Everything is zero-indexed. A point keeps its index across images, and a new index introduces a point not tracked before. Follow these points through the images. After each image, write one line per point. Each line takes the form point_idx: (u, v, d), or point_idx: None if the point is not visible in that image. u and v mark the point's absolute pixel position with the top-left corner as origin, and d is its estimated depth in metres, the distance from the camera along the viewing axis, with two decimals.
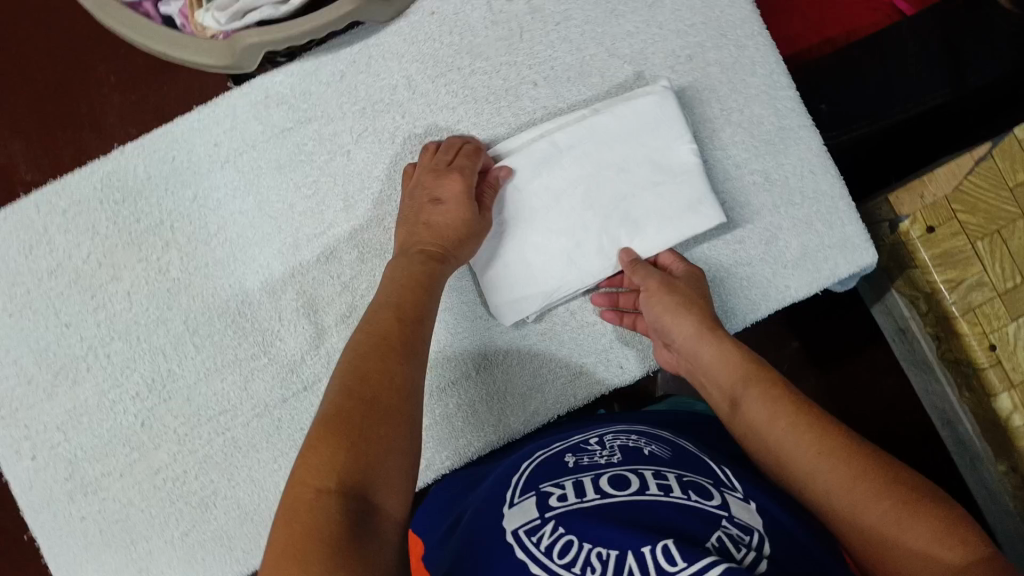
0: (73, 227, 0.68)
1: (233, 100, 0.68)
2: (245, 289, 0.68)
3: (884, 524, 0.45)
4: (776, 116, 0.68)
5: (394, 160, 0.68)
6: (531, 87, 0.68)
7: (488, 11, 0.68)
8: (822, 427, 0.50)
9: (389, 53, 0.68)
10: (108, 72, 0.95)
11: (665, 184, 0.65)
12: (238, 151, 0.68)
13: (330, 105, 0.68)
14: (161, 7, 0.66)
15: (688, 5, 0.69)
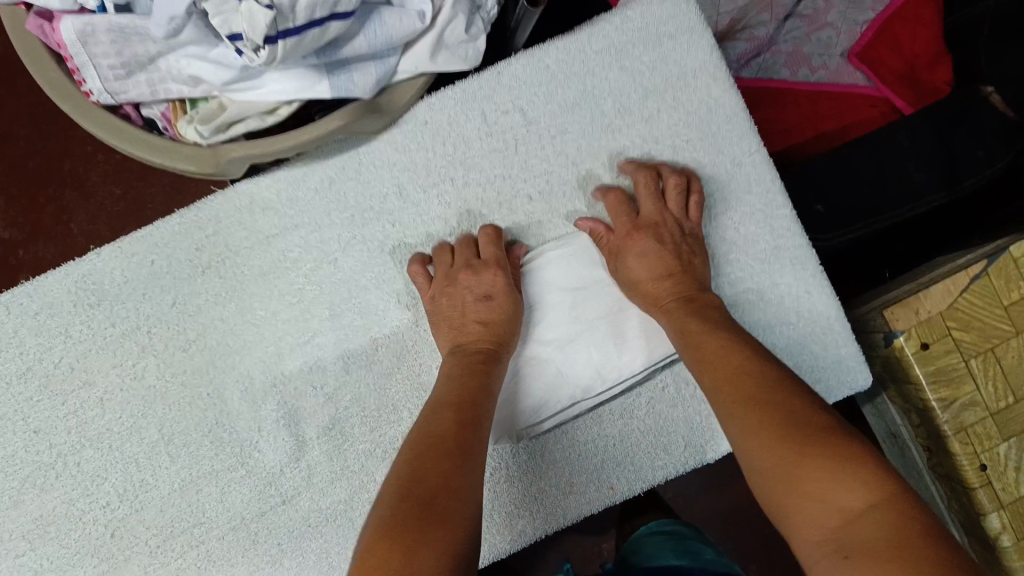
0: (45, 330, 0.65)
1: (217, 204, 0.65)
2: (224, 398, 0.65)
3: (832, 511, 0.43)
4: (771, 235, 0.67)
5: (383, 270, 0.66)
6: (526, 201, 0.67)
7: (484, 122, 0.67)
8: (771, 392, 0.50)
9: (380, 161, 0.66)
10: (89, 132, 0.93)
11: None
12: (221, 257, 0.65)
13: (318, 212, 0.66)
14: (144, 110, 0.65)
15: (685, 121, 0.67)
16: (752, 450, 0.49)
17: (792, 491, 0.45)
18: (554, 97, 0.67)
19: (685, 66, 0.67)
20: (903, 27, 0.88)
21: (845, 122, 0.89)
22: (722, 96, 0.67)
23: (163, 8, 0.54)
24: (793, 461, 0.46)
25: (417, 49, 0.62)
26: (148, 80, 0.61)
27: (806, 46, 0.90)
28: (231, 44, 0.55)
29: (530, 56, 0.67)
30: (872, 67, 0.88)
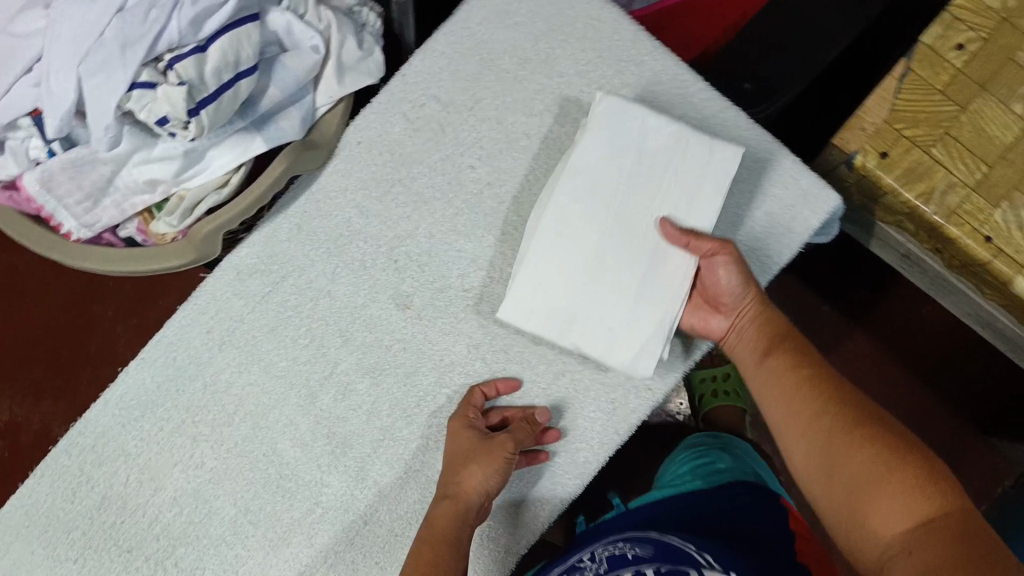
0: (106, 456, 0.70)
1: (211, 286, 0.72)
2: (279, 451, 0.69)
3: (820, 460, 0.57)
4: (698, 109, 0.73)
5: (372, 283, 0.72)
6: (471, 170, 0.74)
7: (406, 121, 0.75)
8: (797, 363, 0.62)
9: (332, 188, 0.74)
10: (105, 307, 1.00)
11: (666, 169, 0.68)
12: (229, 329, 0.71)
13: (298, 256, 0.73)
14: (121, 233, 0.72)
15: (581, 47, 0.74)
16: (819, 444, 0.57)
17: (863, 490, 0.53)
18: (458, 75, 0.75)
19: (561, 4, 0.75)
20: None
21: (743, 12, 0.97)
22: (602, 15, 0.75)
23: (97, 123, 0.60)
24: (818, 422, 0.58)
25: (325, 80, 0.71)
26: (113, 202, 0.68)
27: None
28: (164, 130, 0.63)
29: (424, 52, 0.76)
30: None
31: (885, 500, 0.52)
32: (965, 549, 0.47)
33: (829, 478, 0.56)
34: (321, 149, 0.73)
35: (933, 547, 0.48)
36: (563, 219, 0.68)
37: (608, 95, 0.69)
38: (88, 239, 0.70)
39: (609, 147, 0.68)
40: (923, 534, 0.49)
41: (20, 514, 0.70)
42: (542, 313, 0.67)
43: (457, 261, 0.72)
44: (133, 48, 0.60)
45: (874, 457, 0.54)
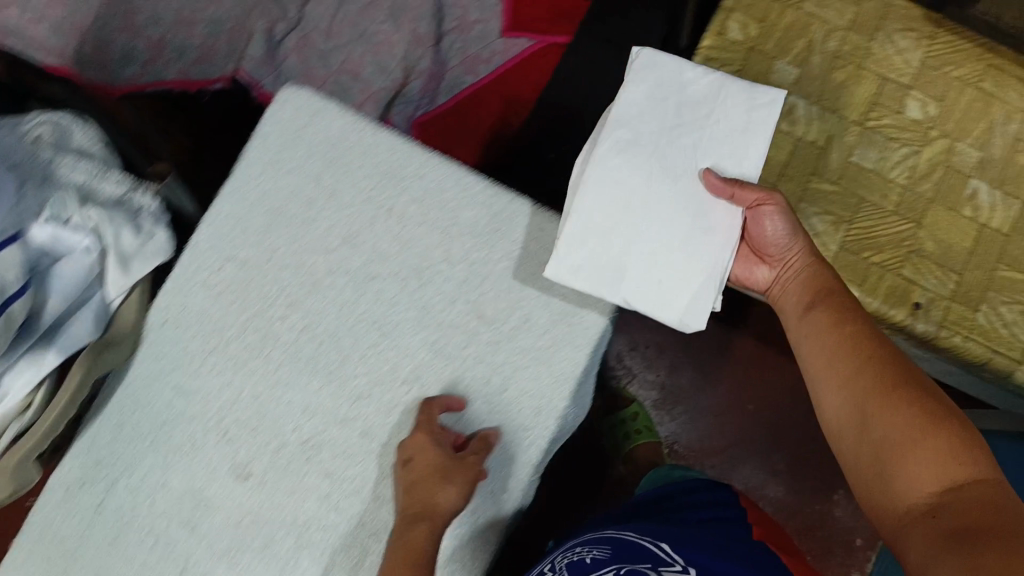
0: None
1: (44, 510, 0.72)
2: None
3: (846, 423, 0.64)
4: (485, 209, 0.75)
5: (208, 462, 0.73)
6: (281, 319, 0.74)
7: (207, 291, 0.75)
8: (843, 321, 0.68)
9: (143, 376, 0.74)
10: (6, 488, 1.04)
11: (711, 108, 0.73)
12: (72, 550, 0.71)
13: (127, 455, 0.73)
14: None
15: (363, 173, 0.75)
16: (866, 401, 0.63)
17: (897, 454, 0.59)
18: (249, 230, 0.75)
19: (332, 137, 0.75)
20: None
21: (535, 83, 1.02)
22: (374, 139, 0.75)
23: None
24: (851, 385, 0.64)
25: (111, 275, 0.69)
26: None
27: (471, 48, 1.04)
28: None
29: (210, 217, 0.75)
30: (526, 30, 1.02)
31: (912, 465, 0.58)
32: (982, 514, 0.53)
33: (867, 440, 0.62)
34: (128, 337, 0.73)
35: (956, 508, 0.55)
36: (603, 176, 0.71)
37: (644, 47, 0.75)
38: None
39: (646, 94, 0.74)
40: (949, 496, 0.56)
41: None
42: (587, 270, 0.71)
43: (288, 413, 0.73)
44: None
45: (919, 419, 0.59)
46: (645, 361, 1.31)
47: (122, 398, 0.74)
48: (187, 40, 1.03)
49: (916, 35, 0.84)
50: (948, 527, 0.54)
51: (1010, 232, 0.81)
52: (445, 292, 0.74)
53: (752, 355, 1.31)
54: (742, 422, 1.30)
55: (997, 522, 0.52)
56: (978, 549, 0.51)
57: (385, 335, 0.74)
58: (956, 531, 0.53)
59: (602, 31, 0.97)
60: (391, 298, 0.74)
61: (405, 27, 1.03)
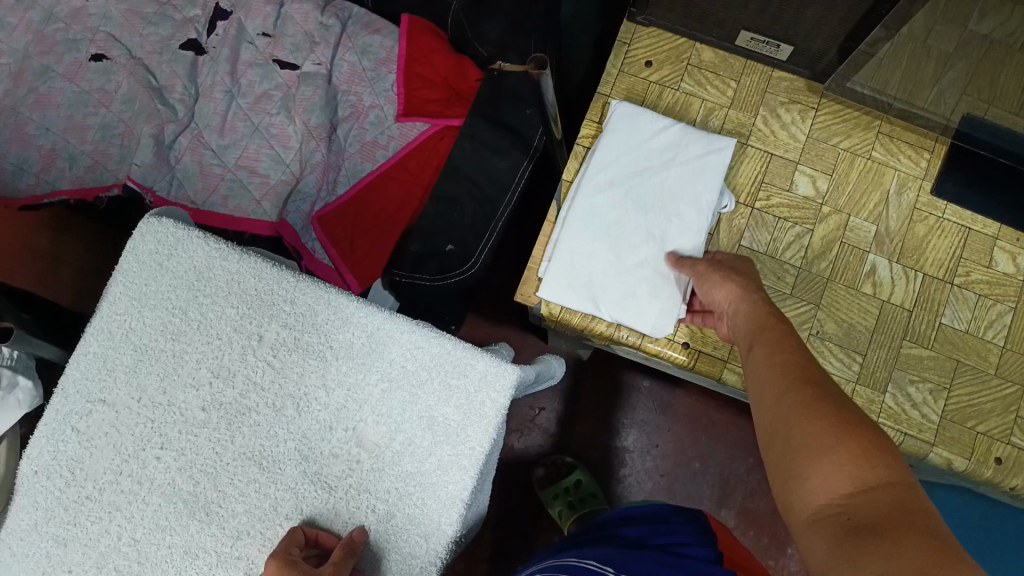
0: None
1: None
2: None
3: (768, 429, 0.56)
4: (361, 329, 0.70)
5: None
6: (156, 461, 0.67)
7: (78, 435, 0.67)
8: (777, 330, 0.62)
9: (17, 532, 0.66)
10: None
11: (667, 168, 0.79)
12: None
13: None
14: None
15: (228, 299, 0.70)
16: (789, 407, 0.54)
17: (808, 457, 0.51)
18: (117, 369, 0.69)
19: (197, 268, 0.70)
20: (423, 71, 1.06)
21: (432, 168, 1.04)
22: (239, 264, 0.70)
23: None
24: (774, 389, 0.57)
25: None
26: None
27: (368, 134, 1.05)
28: None
29: (75, 358, 0.69)
30: (420, 114, 1.04)
31: (821, 469, 0.50)
32: (893, 515, 0.45)
33: (784, 447, 0.53)
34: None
35: (867, 511, 0.47)
36: (590, 209, 0.79)
37: (622, 102, 0.82)
38: None
39: (623, 141, 0.80)
40: (861, 496, 0.48)
41: None
42: (577, 297, 0.77)
43: (170, 559, 0.66)
44: None
45: (835, 424, 0.52)
46: (586, 424, 1.28)
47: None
48: (80, 147, 1.00)
49: (801, 106, 0.84)
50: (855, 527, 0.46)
51: (912, 307, 0.79)
52: (323, 420, 0.69)
53: (693, 411, 1.28)
54: (691, 481, 1.25)
55: (914, 525, 0.44)
56: (887, 549, 0.43)
57: (266, 470, 0.68)
58: (860, 531, 0.45)
59: (494, 116, 0.96)
60: (268, 432, 0.68)
61: (298, 119, 1.05)
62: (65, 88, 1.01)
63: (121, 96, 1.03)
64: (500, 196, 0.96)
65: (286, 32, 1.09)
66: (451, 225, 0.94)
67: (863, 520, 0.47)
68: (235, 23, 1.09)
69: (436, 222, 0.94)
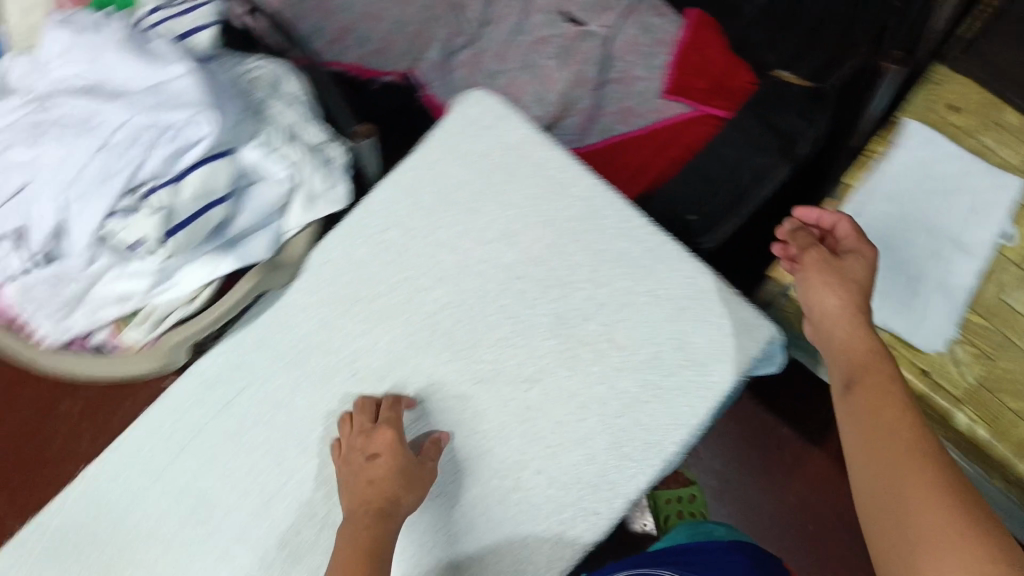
0: (52, 565, 0.71)
1: (176, 397, 0.76)
2: (232, 557, 0.72)
3: (879, 504, 0.61)
4: (639, 243, 0.77)
5: (326, 396, 0.76)
6: (428, 292, 0.78)
7: (369, 245, 0.79)
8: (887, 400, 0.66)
9: (300, 306, 0.78)
10: (70, 408, 1.19)
11: (951, 192, 0.90)
12: (188, 438, 0.75)
13: (258, 369, 0.76)
14: (92, 339, 0.76)
15: (529, 181, 0.79)
16: (904, 488, 0.60)
17: (921, 543, 0.56)
18: (417, 201, 0.80)
19: (509, 143, 0.81)
20: (696, 62, 1.09)
21: (686, 146, 1.03)
22: (550, 153, 0.80)
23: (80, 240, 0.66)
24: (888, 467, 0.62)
25: (292, 208, 0.76)
26: (85, 314, 0.73)
27: (629, 102, 1.09)
28: (137, 250, 0.67)
29: (386, 182, 0.80)
30: (684, 96, 1.06)
31: (938, 556, 0.55)
32: None
33: (898, 529, 0.59)
34: (292, 267, 0.78)
35: None
36: (877, 207, 0.89)
37: (916, 122, 0.93)
38: (61, 346, 0.75)
39: (914, 160, 0.91)
40: None
41: None
42: None
43: (413, 377, 0.76)
44: (114, 177, 0.66)
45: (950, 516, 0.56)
46: (711, 446, 1.27)
47: (270, 311, 0.77)
48: (371, 32, 1.09)
49: None
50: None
51: None
52: (582, 309, 0.76)
53: (826, 475, 1.24)
54: (793, 539, 1.21)
55: None
56: None
57: (520, 335, 0.76)
58: None
59: (766, 118, 0.98)
60: (529, 301, 0.77)
61: (573, 66, 1.10)
62: None
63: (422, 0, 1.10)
64: (752, 186, 0.95)
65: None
66: (700, 198, 0.96)
67: None
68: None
69: (682, 191, 0.97)
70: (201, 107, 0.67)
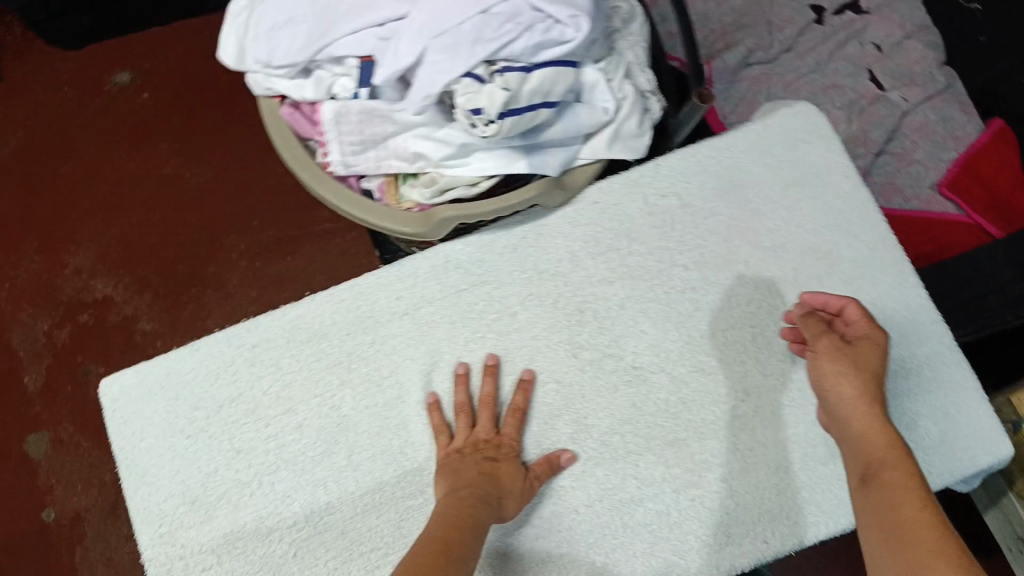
0: (259, 361, 0.78)
1: (418, 263, 0.81)
2: (407, 430, 0.77)
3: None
4: (908, 310, 0.78)
5: (552, 322, 0.79)
6: (682, 270, 0.80)
7: (644, 204, 0.82)
8: (899, 482, 0.57)
9: (559, 232, 0.81)
10: (237, 243, 1.25)
11: None
12: (416, 305, 0.80)
13: (501, 271, 0.80)
14: (363, 182, 0.78)
15: (821, 209, 0.81)
16: (918, 568, 0.51)
17: None
18: (706, 182, 0.82)
19: (818, 166, 0.82)
20: (986, 166, 0.97)
21: (942, 244, 0.95)
22: (854, 189, 0.82)
23: (421, 90, 0.67)
24: (897, 551, 0.53)
25: (597, 139, 0.76)
26: (375, 156, 0.75)
27: (898, 179, 1.00)
28: (467, 118, 0.68)
29: (684, 153, 0.83)
30: (961, 196, 0.96)
31: None
32: None
33: None
34: (568, 193, 0.80)
35: None
36: None
37: None
38: (337, 176, 0.77)
39: None
40: None
41: (160, 374, 0.78)
42: None
43: (638, 340, 0.79)
44: (480, 44, 0.66)
45: None
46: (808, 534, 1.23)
47: (528, 227, 0.81)
48: None
49: None
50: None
51: None
52: None
53: None
54: None
55: None
56: None
57: (756, 346, 0.78)
58: None
59: None
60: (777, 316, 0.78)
61: None
62: None
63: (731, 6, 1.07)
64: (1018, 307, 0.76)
65: (894, 57, 1.03)
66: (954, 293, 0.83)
67: None
68: (861, 22, 1.05)
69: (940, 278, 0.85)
70: (586, 12, 0.67)
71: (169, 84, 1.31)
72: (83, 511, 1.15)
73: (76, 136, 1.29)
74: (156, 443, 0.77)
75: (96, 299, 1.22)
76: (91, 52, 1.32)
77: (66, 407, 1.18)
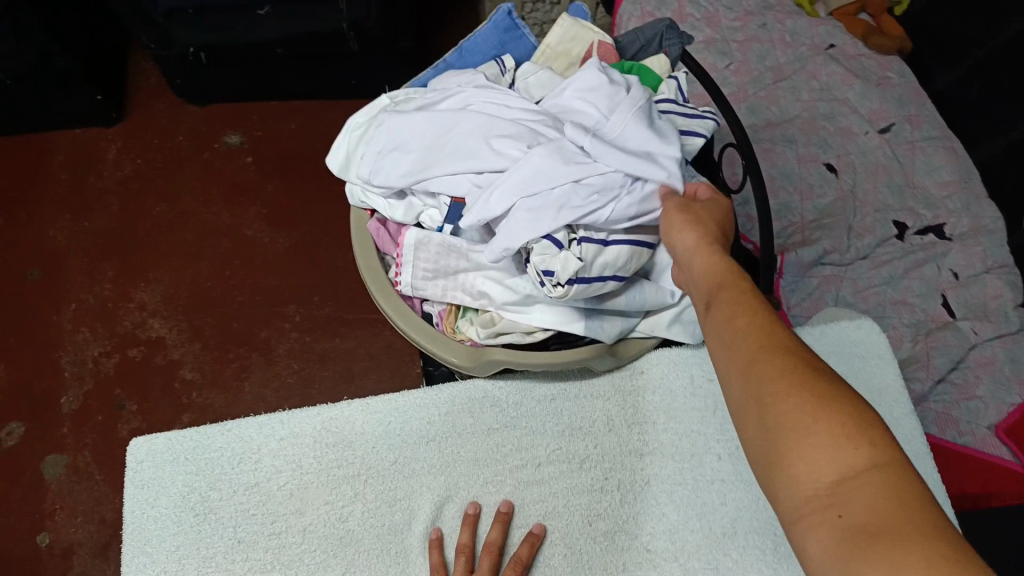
0: (282, 455, 0.78)
1: (456, 392, 0.80)
2: (407, 559, 0.75)
3: (740, 407, 0.47)
4: None
5: (575, 482, 0.78)
6: (714, 458, 0.79)
7: (690, 382, 0.81)
8: (752, 307, 0.51)
9: (598, 393, 0.81)
10: (291, 316, 1.29)
11: None
12: (445, 434, 0.79)
13: (535, 419, 0.80)
14: (426, 305, 0.80)
15: None
16: (755, 378, 0.46)
17: (786, 436, 0.44)
18: None
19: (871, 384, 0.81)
20: None
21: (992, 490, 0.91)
22: (905, 416, 0.80)
23: (501, 242, 0.69)
24: (747, 368, 0.47)
25: (659, 315, 0.78)
26: (442, 286, 0.77)
27: (955, 410, 0.98)
28: (538, 275, 0.69)
29: None
30: (1019, 445, 0.93)
31: (799, 455, 0.43)
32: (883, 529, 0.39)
33: (761, 442, 0.45)
34: (620, 359, 0.80)
35: (857, 512, 0.40)
36: None
37: None
38: (402, 295, 0.79)
39: None
40: (851, 489, 0.41)
41: (188, 445, 0.78)
42: None
43: (657, 521, 0.77)
44: (566, 211, 0.68)
45: (814, 400, 0.44)
46: None
47: (572, 383, 0.81)
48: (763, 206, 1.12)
49: None
50: (870, 534, 0.39)
51: None
52: None
53: None
54: None
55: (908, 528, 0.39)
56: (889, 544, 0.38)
57: (774, 556, 0.75)
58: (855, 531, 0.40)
59: None
60: None
61: None
62: (789, 160, 1.15)
63: (819, 202, 1.12)
64: None
65: (972, 288, 1.06)
66: None
67: (858, 514, 0.40)
68: (942, 246, 1.09)
69: None
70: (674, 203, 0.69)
71: (272, 156, 1.41)
72: (76, 544, 1.14)
73: (172, 184, 1.38)
74: (165, 514, 0.76)
75: (149, 339, 1.27)
76: (211, 115, 1.44)
77: (91, 434, 1.21)
